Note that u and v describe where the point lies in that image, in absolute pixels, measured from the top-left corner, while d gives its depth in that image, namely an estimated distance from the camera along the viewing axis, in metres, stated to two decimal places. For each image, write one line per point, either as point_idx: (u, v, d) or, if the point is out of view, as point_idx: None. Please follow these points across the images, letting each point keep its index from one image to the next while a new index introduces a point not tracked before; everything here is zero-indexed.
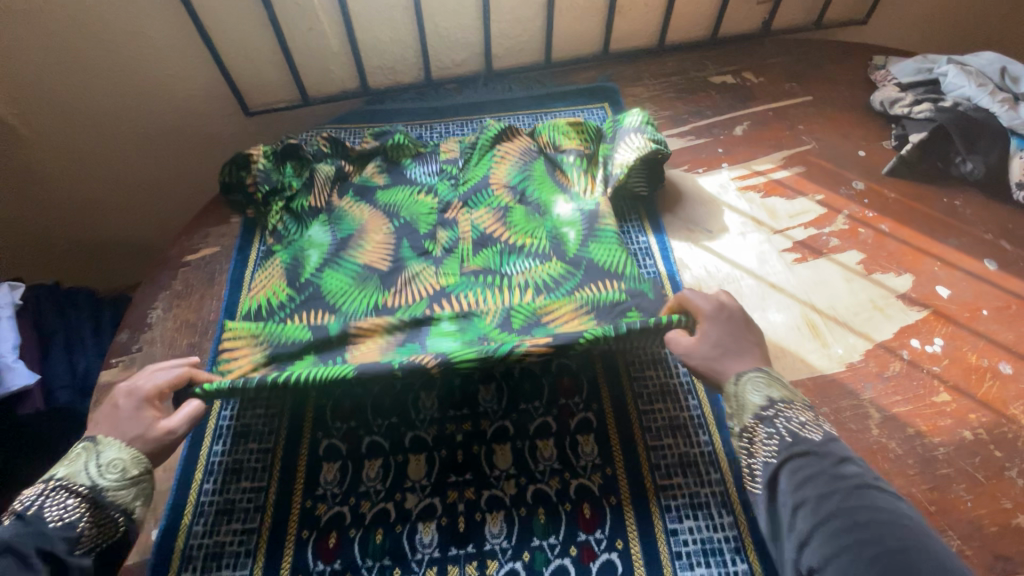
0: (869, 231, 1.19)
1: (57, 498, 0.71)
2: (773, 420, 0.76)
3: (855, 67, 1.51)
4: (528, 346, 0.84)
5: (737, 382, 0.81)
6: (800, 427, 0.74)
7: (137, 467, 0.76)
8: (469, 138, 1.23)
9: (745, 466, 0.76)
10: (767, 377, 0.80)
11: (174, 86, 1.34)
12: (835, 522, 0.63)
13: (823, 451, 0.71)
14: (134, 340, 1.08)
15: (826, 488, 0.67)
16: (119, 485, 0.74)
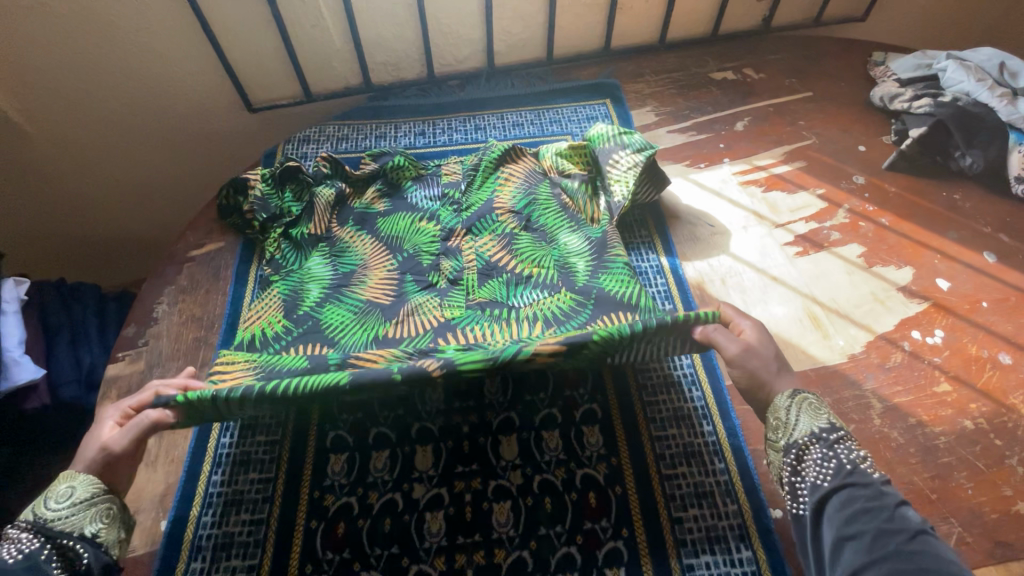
0: (870, 225, 1.20)
1: (10, 539, 0.69)
2: (831, 445, 0.74)
3: (854, 63, 1.52)
4: (538, 346, 0.80)
5: (790, 399, 0.79)
6: (859, 460, 0.72)
7: (84, 487, 0.73)
8: (472, 160, 1.29)
9: (788, 483, 0.75)
10: (820, 404, 0.79)
11: (178, 83, 1.34)
12: (894, 561, 0.61)
13: (884, 487, 0.69)
14: (140, 334, 1.09)
15: (886, 525, 0.64)
16: (72, 509, 0.72)
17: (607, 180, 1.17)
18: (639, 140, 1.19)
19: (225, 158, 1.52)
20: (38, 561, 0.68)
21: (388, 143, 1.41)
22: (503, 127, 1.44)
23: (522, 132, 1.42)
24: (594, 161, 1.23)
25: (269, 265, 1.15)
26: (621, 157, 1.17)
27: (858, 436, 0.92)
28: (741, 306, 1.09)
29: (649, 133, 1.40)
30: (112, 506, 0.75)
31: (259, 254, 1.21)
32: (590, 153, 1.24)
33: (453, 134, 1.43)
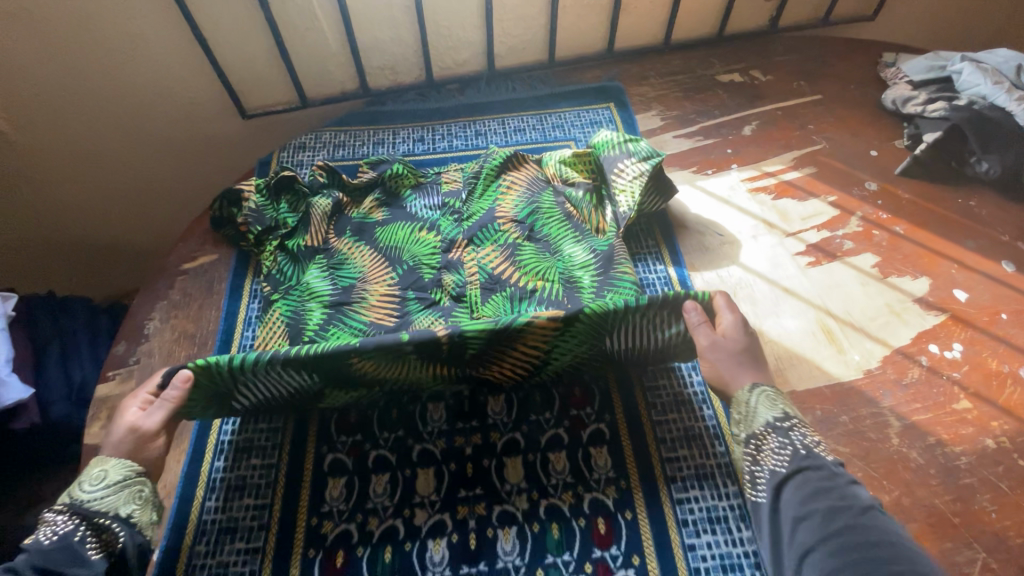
0: (884, 233, 1.16)
1: (47, 520, 0.72)
2: (786, 432, 0.79)
3: (864, 65, 1.48)
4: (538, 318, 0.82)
5: (751, 392, 0.83)
6: (812, 444, 0.78)
7: (118, 471, 0.77)
8: (472, 168, 1.25)
9: (748, 472, 0.79)
10: (776, 393, 0.83)
11: (170, 87, 1.30)
12: (842, 534, 0.67)
13: (833, 468, 0.74)
14: (130, 352, 1.05)
15: (836, 502, 0.70)
16: (105, 493, 0.75)
17: (613, 189, 1.14)
18: (645, 147, 1.15)
19: (219, 165, 1.48)
20: (75, 541, 0.71)
21: (387, 150, 1.37)
22: (504, 133, 1.40)
23: (523, 138, 1.38)
24: (600, 169, 1.19)
25: (266, 281, 1.11)
26: (627, 165, 1.14)
27: (876, 457, 0.89)
28: (752, 319, 1.05)
29: (655, 138, 1.36)
30: (145, 488, 0.79)
31: (255, 267, 1.17)
32: (594, 161, 1.21)
33: (453, 140, 1.39)
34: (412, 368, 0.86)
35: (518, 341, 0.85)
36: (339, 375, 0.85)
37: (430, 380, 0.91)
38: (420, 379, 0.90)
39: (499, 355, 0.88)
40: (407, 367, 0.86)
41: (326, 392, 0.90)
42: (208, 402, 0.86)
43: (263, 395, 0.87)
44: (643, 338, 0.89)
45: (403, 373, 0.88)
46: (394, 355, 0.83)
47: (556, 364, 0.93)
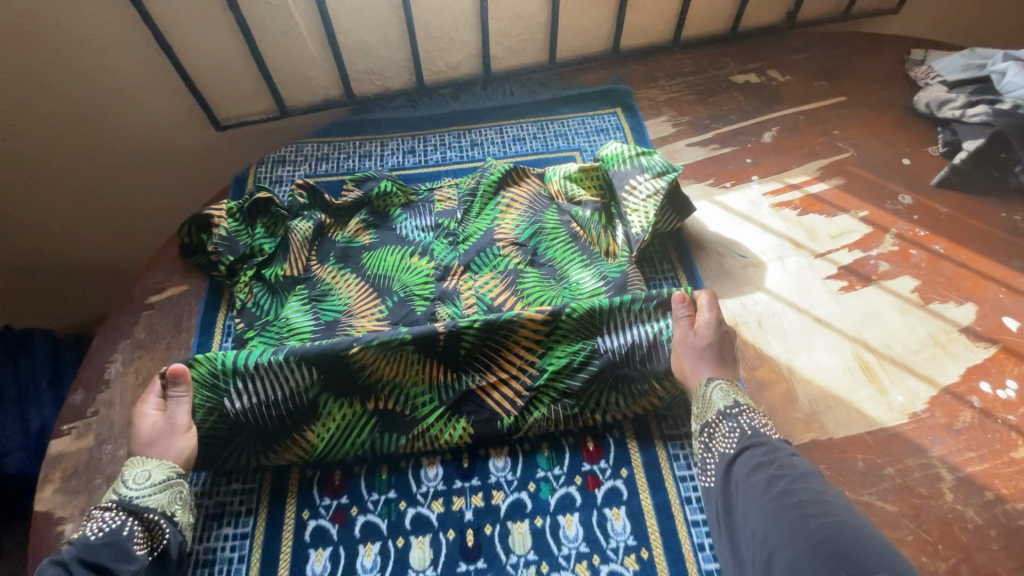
0: (922, 253, 1.05)
1: (95, 516, 0.72)
2: (737, 417, 0.79)
3: (891, 63, 1.37)
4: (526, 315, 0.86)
5: (707, 386, 0.81)
6: (760, 425, 0.78)
7: (163, 470, 0.76)
8: (468, 183, 1.13)
9: (701, 459, 0.80)
10: (733, 384, 0.82)
11: (131, 98, 1.18)
12: (778, 501, 0.69)
13: (776, 444, 0.76)
14: (89, 402, 0.94)
15: (775, 472, 0.72)
16: (148, 492, 0.74)
17: (624, 208, 1.02)
18: (660, 161, 1.04)
19: (193, 182, 1.35)
20: (122, 536, 0.70)
21: (374, 163, 1.26)
22: (502, 143, 1.28)
23: (523, 148, 1.27)
24: (609, 185, 1.08)
25: (240, 316, 1.00)
26: (640, 182, 1.03)
27: (928, 517, 0.79)
28: (781, 353, 0.95)
29: (667, 147, 1.25)
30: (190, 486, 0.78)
31: (229, 300, 1.06)
32: (603, 175, 1.09)
33: (447, 151, 1.27)
34: (412, 373, 0.85)
35: (509, 341, 0.87)
36: (339, 379, 0.83)
37: (432, 397, 0.86)
38: (421, 393, 0.85)
39: (497, 360, 0.86)
40: (407, 371, 0.85)
41: (320, 412, 0.84)
42: (202, 415, 0.81)
43: (256, 409, 0.82)
44: (643, 339, 0.86)
45: (404, 382, 0.85)
46: (394, 346, 0.84)
47: (563, 383, 0.85)
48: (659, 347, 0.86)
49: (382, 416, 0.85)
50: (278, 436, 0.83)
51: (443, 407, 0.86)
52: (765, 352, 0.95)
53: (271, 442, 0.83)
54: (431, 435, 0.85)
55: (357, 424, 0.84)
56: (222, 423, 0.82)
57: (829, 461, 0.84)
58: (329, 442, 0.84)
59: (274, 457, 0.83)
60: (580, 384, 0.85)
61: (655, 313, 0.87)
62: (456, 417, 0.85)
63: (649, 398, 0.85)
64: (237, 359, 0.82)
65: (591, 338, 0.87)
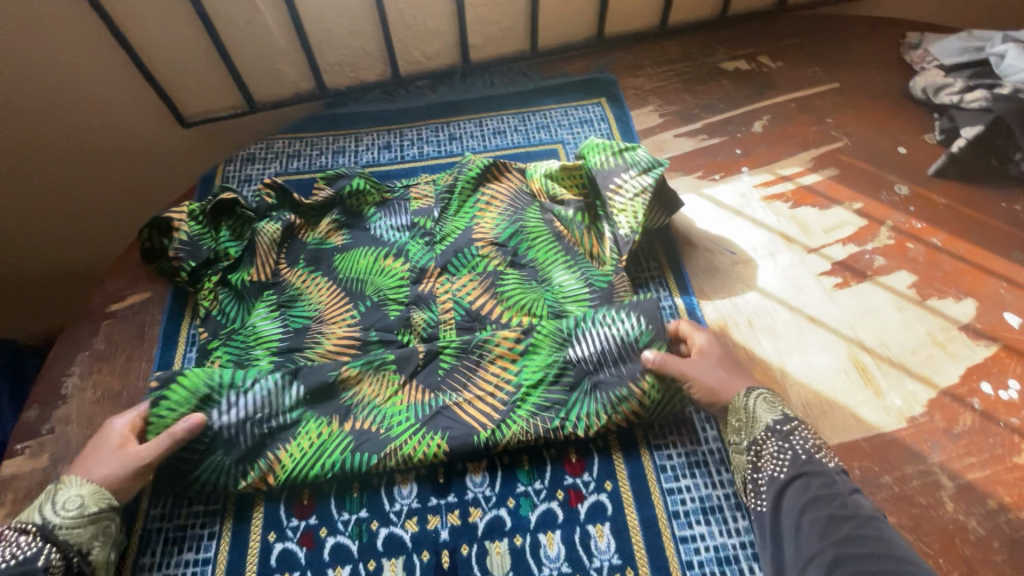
0: (920, 246, 1.01)
1: (12, 538, 0.68)
2: (786, 437, 0.74)
3: (886, 47, 1.31)
4: (500, 336, 0.85)
5: (748, 396, 0.78)
6: (814, 449, 0.74)
7: (96, 502, 0.71)
8: (445, 179, 1.07)
9: (748, 479, 0.75)
10: (774, 396, 0.79)
11: (86, 96, 1.10)
12: (842, 545, 0.65)
13: (833, 474, 0.72)
14: (44, 419, 0.88)
15: (837, 510, 0.68)
16: (74, 523, 0.69)
17: (610, 209, 0.96)
18: (645, 156, 0.98)
19: (158, 181, 1.28)
20: (36, 566, 0.67)
21: (348, 159, 1.20)
22: (482, 136, 1.22)
23: (504, 142, 1.21)
24: (593, 184, 1.02)
25: (204, 324, 0.95)
26: (626, 179, 0.97)
27: (928, 528, 0.75)
28: (774, 356, 0.90)
29: (654, 139, 1.19)
30: (118, 524, 0.73)
31: (193, 307, 1.00)
32: (588, 175, 1.02)
33: (424, 146, 1.22)
34: (393, 391, 0.83)
35: (486, 359, 0.85)
36: (322, 397, 0.82)
37: (408, 414, 0.81)
38: (399, 410, 0.81)
39: (473, 380, 0.83)
40: (388, 389, 0.83)
41: (296, 432, 0.80)
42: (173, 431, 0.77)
43: (235, 426, 0.79)
44: (612, 342, 0.83)
45: (383, 399, 0.82)
46: (377, 365, 0.84)
47: (542, 396, 0.82)
48: (627, 345, 0.83)
49: (356, 435, 0.80)
50: (248, 458, 0.78)
51: (419, 424, 0.80)
52: (756, 354, 0.91)
53: (243, 464, 0.78)
54: (403, 453, 0.79)
55: (330, 443, 0.79)
56: (206, 437, 0.78)
57: None
58: (298, 463, 0.78)
59: (241, 484, 0.78)
60: (560, 397, 0.82)
61: (621, 314, 0.84)
62: (432, 432, 0.80)
63: (629, 405, 0.80)
64: (214, 377, 0.80)
65: (563, 351, 0.84)
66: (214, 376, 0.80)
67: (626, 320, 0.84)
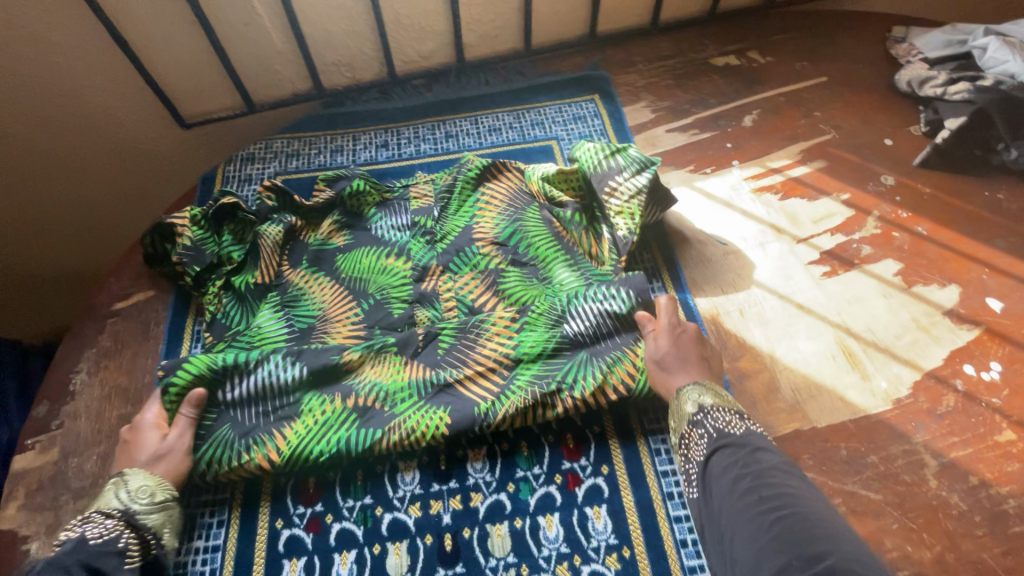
0: (905, 235, 1.04)
1: (94, 522, 0.71)
2: (703, 420, 0.75)
3: (872, 42, 1.34)
4: (496, 317, 0.90)
5: (678, 397, 0.79)
6: (727, 424, 0.74)
7: (165, 490, 0.75)
8: (444, 179, 1.08)
9: (683, 471, 0.75)
10: (704, 389, 0.78)
11: (86, 97, 1.12)
12: (748, 504, 0.63)
13: (742, 441, 0.71)
14: (54, 414, 0.91)
15: (745, 474, 0.67)
16: (149, 510, 0.73)
17: (606, 211, 0.98)
18: (637, 155, 1.00)
19: (159, 181, 1.29)
20: (116, 548, 0.69)
21: (346, 158, 1.22)
22: (478, 133, 1.25)
23: (500, 139, 1.24)
24: (589, 185, 1.03)
25: (210, 329, 0.96)
26: (621, 182, 0.98)
27: (913, 505, 0.78)
28: (763, 343, 0.93)
29: (646, 134, 1.22)
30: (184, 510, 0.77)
31: (197, 308, 1.02)
32: (584, 177, 1.03)
33: (421, 144, 1.24)
34: (394, 370, 0.87)
35: (483, 336, 0.89)
36: (326, 377, 0.86)
37: (411, 391, 0.84)
38: (402, 387, 0.85)
39: (473, 356, 0.87)
40: (391, 369, 0.87)
41: (301, 410, 0.84)
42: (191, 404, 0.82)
43: (247, 404, 0.84)
44: (605, 316, 0.87)
45: (386, 377, 0.86)
46: (380, 349, 0.89)
47: (541, 366, 0.85)
48: (622, 318, 0.87)
49: (363, 413, 0.83)
50: (253, 433, 0.82)
51: (422, 400, 0.84)
52: (747, 341, 0.93)
53: (246, 442, 0.81)
54: (407, 427, 0.81)
55: (336, 419, 0.83)
56: (209, 416, 0.83)
57: (813, 451, 0.83)
58: (302, 440, 0.81)
59: (242, 461, 0.80)
60: (560, 365, 0.85)
61: (611, 290, 0.88)
62: (436, 407, 0.83)
63: (624, 366, 0.83)
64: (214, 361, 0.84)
65: (559, 327, 0.87)
66: (222, 358, 0.84)
67: (616, 295, 0.87)
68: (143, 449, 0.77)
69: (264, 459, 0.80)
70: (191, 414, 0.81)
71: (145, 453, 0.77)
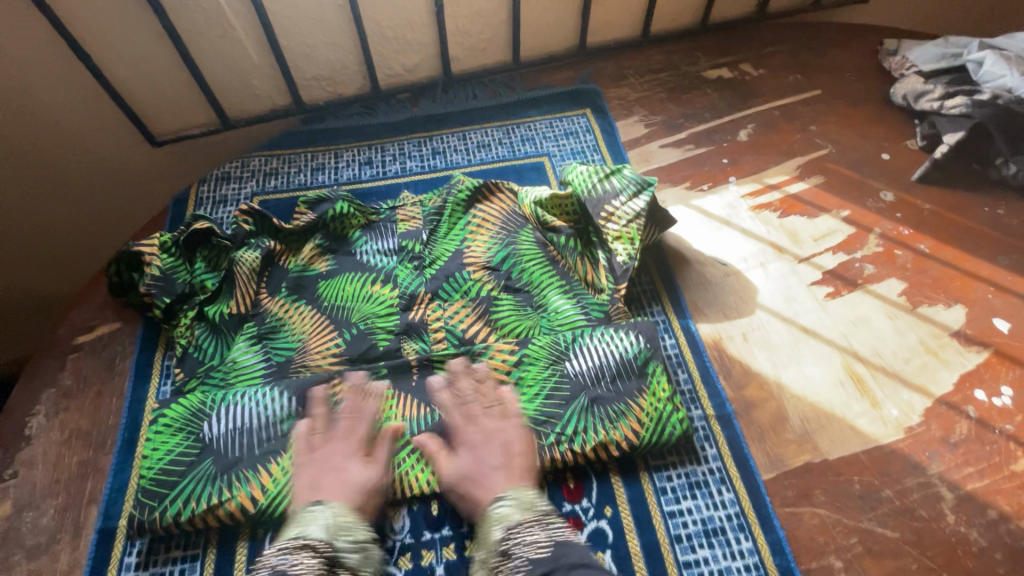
0: (908, 253, 1.01)
1: (300, 557, 0.63)
2: (517, 544, 0.64)
3: (864, 55, 1.32)
4: (495, 349, 0.85)
5: (487, 515, 0.69)
6: (538, 546, 0.64)
7: (363, 528, 0.69)
8: (434, 200, 1.03)
9: None
10: (516, 501, 0.69)
11: (44, 112, 1.03)
12: None
13: (556, 565, 0.61)
14: (6, 463, 0.83)
15: None
16: (352, 548, 0.67)
17: (603, 236, 0.93)
18: (632, 176, 0.96)
19: (131, 204, 1.22)
20: None
21: (327, 176, 1.17)
22: (466, 150, 1.20)
23: (489, 155, 1.19)
24: (583, 211, 0.98)
25: (181, 364, 0.89)
26: (618, 206, 0.94)
27: (931, 542, 0.74)
28: (768, 369, 0.89)
29: (640, 149, 1.18)
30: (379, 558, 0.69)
31: (166, 341, 0.95)
32: (578, 202, 0.98)
33: (406, 161, 1.19)
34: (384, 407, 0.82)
35: None
36: None
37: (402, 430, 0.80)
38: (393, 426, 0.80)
39: None
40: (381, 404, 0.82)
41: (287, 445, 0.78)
42: (180, 440, 0.78)
43: (231, 436, 0.78)
44: (611, 360, 0.83)
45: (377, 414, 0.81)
46: (370, 380, 0.84)
47: (539, 411, 0.81)
48: (631, 364, 0.83)
49: None
50: (237, 468, 0.76)
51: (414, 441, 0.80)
52: (752, 368, 0.89)
53: (227, 479, 0.75)
54: (399, 471, 0.78)
55: None
56: (192, 453, 0.77)
57: (826, 485, 0.79)
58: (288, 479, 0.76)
59: (223, 500, 0.74)
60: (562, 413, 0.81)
61: (620, 334, 0.85)
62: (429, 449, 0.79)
63: (628, 421, 0.79)
64: (206, 399, 0.81)
65: (561, 366, 0.83)
66: (200, 403, 0.81)
67: (625, 339, 0.84)
68: (350, 481, 0.72)
69: (246, 499, 0.74)
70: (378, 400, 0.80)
71: (352, 484, 0.72)
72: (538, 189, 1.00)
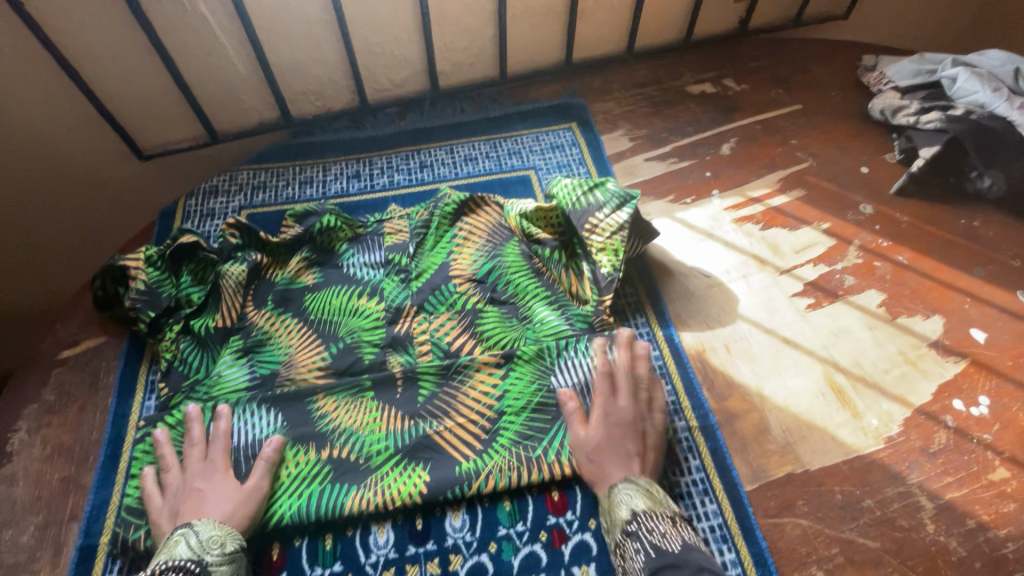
0: (887, 265, 1.03)
1: None
2: (640, 532, 0.70)
3: (844, 70, 1.35)
4: (480, 360, 0.85)
5: (609, 495, 0.75)
6: (663, 538, 0.68)
7: (236, 538, 0.71)
8: (421, 213, 1.04)
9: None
10: (640, 489, 0.74)
11: (31, 127, 1.04)
12: None
13: (681, 561, 0.65)
14: None
15: None
16: (222, 560, 0.68)
17: (588, 247, 0.94)
18: (615, 189, 0.97)
19: (118, 216, 1.23)
20: None
21: (315, 190, 1.17)
22: (453, 163, 1.21)
23: (476, 169, 1.20)
24: (569, 224, 0.99)
25: (166, 378, 0.89)
26: (602, 218, 0.95)
27: (911, 552, 0.75)
28: (750, 380, 0.90)
29: (625, 163, 1.20)
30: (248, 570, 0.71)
31: (151, 354, 0.95)
32: (563, 215, 0.99)
33: (394, 174, 1.20)
34: (370, 419, 0.82)
35: (465, 387, 0.85)
36: (298, 426, 0.82)
37: (387, 443, 0.80)
38: (378, 439, 0.81)
39: (454, 406, 0.83)
40: (367, 417, 0.82)
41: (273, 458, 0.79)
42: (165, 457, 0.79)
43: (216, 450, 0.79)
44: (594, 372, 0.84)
45: (362, 427, 0.82)
46: (355, 393, 0.84)
47: (524, 424, 0.82)
48: None
49: (337, 466, 0.79)
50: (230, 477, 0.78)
51: (400, 454, 0.80)
52: (735, 379, 0.90)
53: None
54: (384, 486, 0.77)
55: (308, 473, 0.78)
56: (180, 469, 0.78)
57: (808, 496, 0.79)
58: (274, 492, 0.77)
59: None
60: (546, 425, 0.82)
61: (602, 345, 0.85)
62: (415, 463, 0.79)
63: None
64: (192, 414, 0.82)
65: (545, 379, 0.84)
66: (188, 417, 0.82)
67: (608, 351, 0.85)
68: (217, 497, 0.74)
69: None
70: (229, 419, 0.80)
71: (218, 501, 0.73)
72: (524, 202, 1.01)
